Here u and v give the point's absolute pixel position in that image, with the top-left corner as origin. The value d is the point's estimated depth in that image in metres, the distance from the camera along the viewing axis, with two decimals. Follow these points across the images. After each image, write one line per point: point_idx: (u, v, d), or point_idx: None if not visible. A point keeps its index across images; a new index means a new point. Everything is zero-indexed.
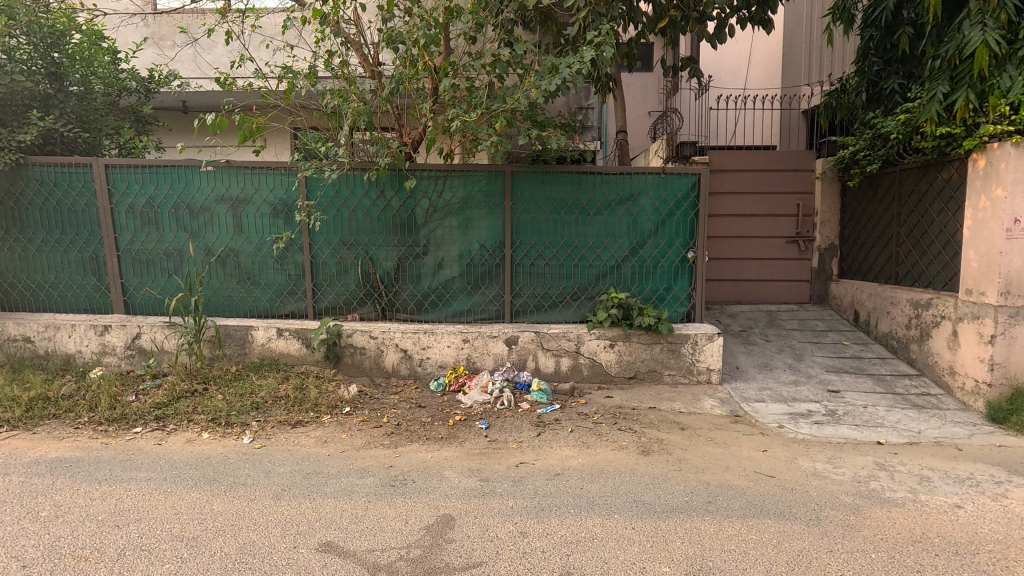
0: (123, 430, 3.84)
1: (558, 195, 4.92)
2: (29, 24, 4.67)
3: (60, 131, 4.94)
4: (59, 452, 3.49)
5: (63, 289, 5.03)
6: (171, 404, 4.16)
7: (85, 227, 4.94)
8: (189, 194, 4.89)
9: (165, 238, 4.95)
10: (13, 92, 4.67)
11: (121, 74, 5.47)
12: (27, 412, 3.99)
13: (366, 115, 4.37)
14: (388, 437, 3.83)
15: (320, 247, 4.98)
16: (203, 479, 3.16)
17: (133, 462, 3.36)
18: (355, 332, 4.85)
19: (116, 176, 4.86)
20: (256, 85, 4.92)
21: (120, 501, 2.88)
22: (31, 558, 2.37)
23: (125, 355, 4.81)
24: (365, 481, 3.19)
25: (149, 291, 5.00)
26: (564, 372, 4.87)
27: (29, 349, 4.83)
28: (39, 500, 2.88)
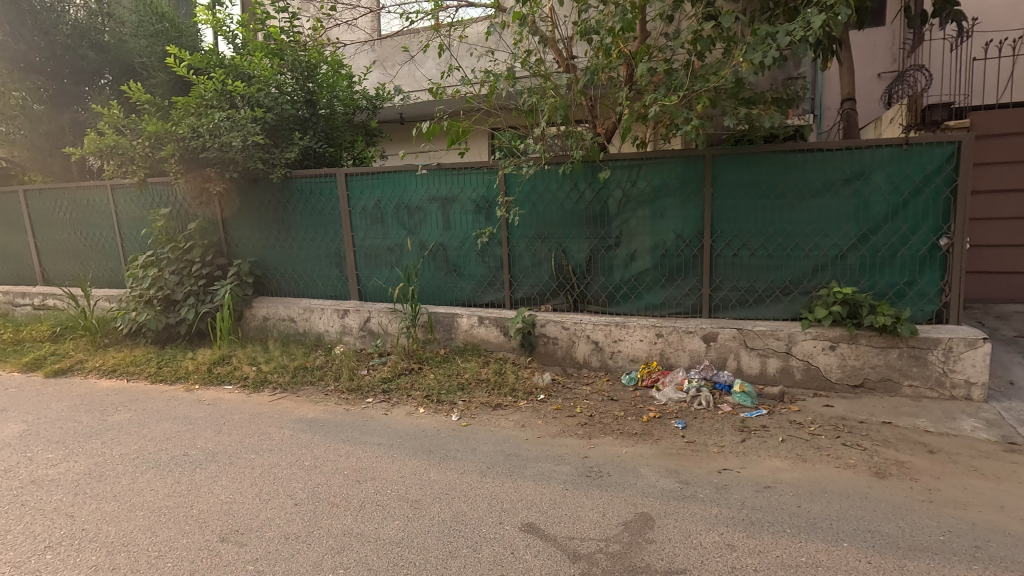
0: (360, 399, 4.53)
1: (767, 178, 4.43)
2: (293, 62, 5.78)
3: (314, 148, 5.99)
4: (315, 413, 4.25)
5: (315, 279, 6.09)
6: (394, 379, 4.77)
7: (331, 227, 5.90)
8: (407, 195, 5.53)
9: (388, 235, 5.68)
10: (283, 117, 5.81)
11: (356, 94, 6.38)
12: (293, 377, 4.94)
13: (562, 109, 4.47)
14: (581, 427, 3.88)
15: (517, 240, 5.23)
16: (422, 450, 3.55)
17: (368, 428, 3.94)
18: (548, 323, 4.99)
19: (352, 183, 5.71)
20: (463, 91, 5.32)
21: (361, 460, 3.39)
22: (300, 498, 2.91)
23: (358, 335, 5.64)
24: (561, 468, 3.27)
25: (377, 281, 5.80)
26: (771, 375, 4.40)
27: (292, 327, 5.93)
28: (303, 451, 3.52)
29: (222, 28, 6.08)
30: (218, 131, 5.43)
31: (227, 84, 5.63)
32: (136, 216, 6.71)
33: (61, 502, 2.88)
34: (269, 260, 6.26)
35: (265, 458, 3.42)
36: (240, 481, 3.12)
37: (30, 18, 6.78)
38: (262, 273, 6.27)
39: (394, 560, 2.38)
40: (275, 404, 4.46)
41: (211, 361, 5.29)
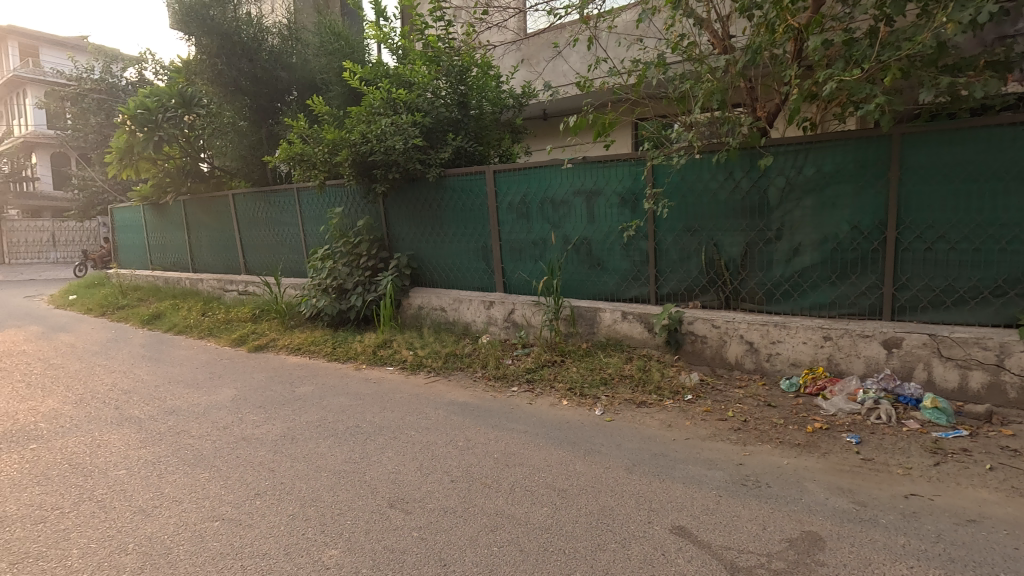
0: (505, 387, 4.72)
1: (973, 158, 3.78)
2: (448, 67, 6.16)
3: (465, 147, 6.31)
4: (465, 397, 4.51)
5: (464, 272, 6.43)
6: (538, 370, 4.89)
7: (479, 222, 6.19)
8: (552, 189, 5.61)
9: (533, 230, 5.80)
10: (439, 120, 6.20)
11: (503, 94, 6.66)
12: (445, 363, 5.30)
13: (720, 94, 4.19)
14: (735, 432, 3.64)
15: (664, 234, 5.04)
16: (567, 441, 3.59)
17: (514, 415, 4.08)
18: (696, 320, 4.75)
19: (500, 179, 5.93)
20: (610, 82, 5.24)
21: (509, 446, 3.53)
22: (455, 476, 3.11)
23: (503, 326, 5.84)
24: (714, 473, 3.10)
25: (521, 274, 5.96)
26: (975, 391, 3.73)
27: (443, 316, 6.33)
28: (456, 432, 3.76)
29: (387, 41, 6.63)
30: (383, 136, 5.94)
31: (391, 92, 6.14)
32: (316, 214, 7.66)
33: (265, 457, 3.40)
34: (423, 254, 6.74)
35: (423, 436, 3.71)
36: (403, 454, 3.42)
37: (239, 49, 7.93)
38: (418, 265, 6.77)
39: (544, 545, 2.44)
40: (429, 387, 4.82)
41: (375, 344, 5.87)
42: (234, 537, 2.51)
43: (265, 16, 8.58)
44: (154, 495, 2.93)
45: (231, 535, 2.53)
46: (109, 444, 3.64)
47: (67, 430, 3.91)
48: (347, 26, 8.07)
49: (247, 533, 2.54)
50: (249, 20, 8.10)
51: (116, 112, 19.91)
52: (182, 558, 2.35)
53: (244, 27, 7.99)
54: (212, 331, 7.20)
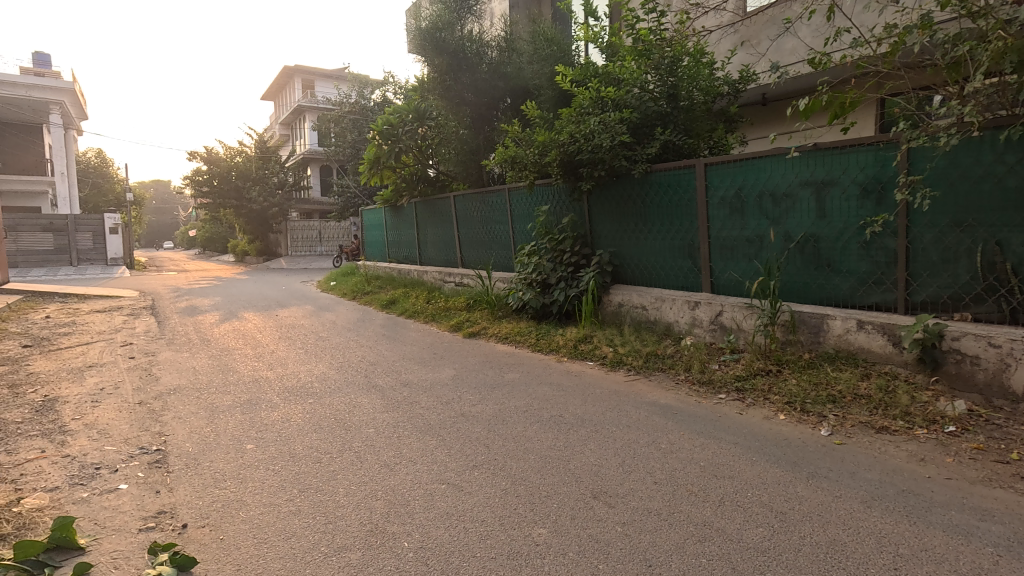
0: (712, 394, 4.45)
1: None
2: (659, 59, 6.01)
3: (673, 141, 6.07)
4: (668, 400, 4.37)
5: (667, 270, 6.18)
6: (749, 379, 4.51)
7: (686, 218, 5.90)
8: (774, 182, 5.09)
9: (748, 226, 5.33)
10: (647, 115, 6.08)
11: (717, 81, 6.28)
12: (646, 362, 5.21)
13: (1018, 53, 3.29)
14: (1022, 481, 2.88)
15: (921, 230, 4.22)
16: (786, 460, 3.24)
17: (722, 424, 3.83)
18: (964, 335, 3.86)
19: (712, 172, 5.58)
20: (851, 55, 4.53)
21: (717, 455, 3.32)
22: (659, 478, 3.04)
23: (709, 329, 5.47)
24: (989, 527, 2.51)
25: (732, 274, 5.51)
26: None
27: (643, 315, 6.18)
28: (659, 434, 3.67)
29: (596, 40, 6.70)
30: (590, 135, 6.03)
31: (600, 91, 6.20)
32: (524, 213, 8.14)
33: (480, 433, 3.76)
34: (625, 251, 6.66)
35: (625, 433, 3.70)
36: (606, 448, 3.46)
37: (464, 64, 8.85)
38: (619, 262, 6.72)
39: (760, 568, 2.25)
40: (630, 385, 4.79)
41: (576, 338, 6.03)
42: (457, 500, 2.83)
43: (486, 31, 9.43)
44: (395, 453, 3.45)
45: (454, 498, 2.85)
46: (362, 405, 4.39)
47: (333, 391, 4.82)
48: (558, 31, 8.39)
49: (467, 499, 2.84)
50: (473, 37, 8.98)
51: (366, 129, 23.70)
52: (418, 511, 2.73)
53: (469, 44, 8.89)
54: (435, 317, 8.18)
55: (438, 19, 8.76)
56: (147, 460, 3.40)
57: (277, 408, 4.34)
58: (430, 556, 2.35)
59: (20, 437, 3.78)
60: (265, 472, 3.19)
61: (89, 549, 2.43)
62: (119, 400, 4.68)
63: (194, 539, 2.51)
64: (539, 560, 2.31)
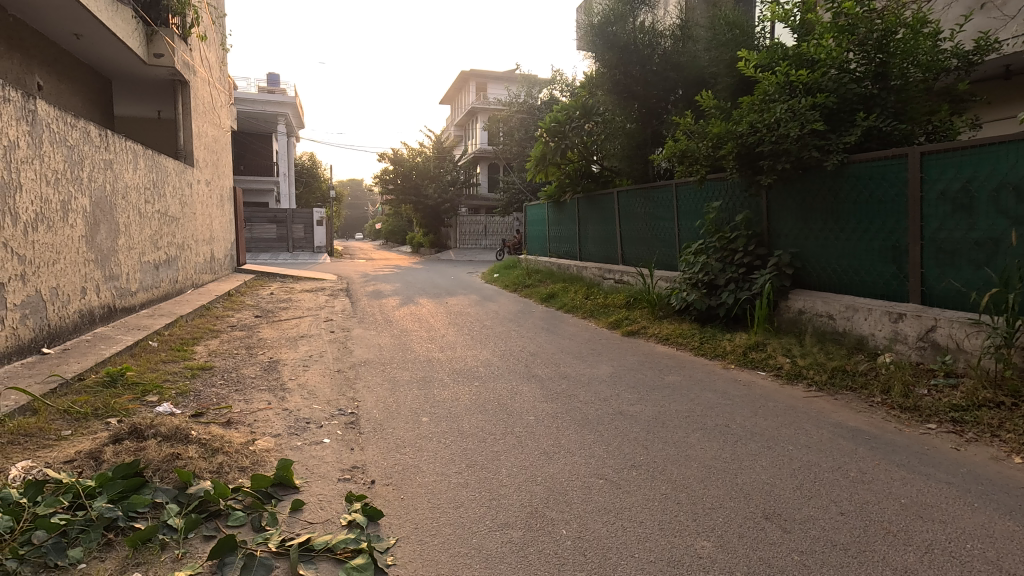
0: (917, 422, 3.81)
1: None
2: (866, 34, 5.25)
3: (879, 127, 5.27)
4: (859, 423, 3.84)
5: (863, 275, 5.41)
6: (970, 410, 3.76)
7: (893, 216, 5.10)
8: (1019, 172, 4.16)
9: (978, 226, 4.44)
10: (846, 99, 5.38)
11: (942, 54, 5.30)
12: (830, 378, 4.65)
13: None
14: None
15: None
16: (1023, 512, 2.64)
17: (931, 459, 3.25)
18: None
19: (930, 162, 4.75)
20: None
21: (922, 494, 2.84)
22: (846, 509, 2.69)
23: (916, 346, 4.67)
24: None
25: (951, 283, 4.63)
26: None
27: (830, 325, 5.48)
28: (847, 460, 3.24)
29: (785, 20, 6.08)
30: (775, 125, 5.52)
31: (789, 75, 5.62)
32: (693, 209, 7.74)
33: (639, 434, 3.68)
34: (810, 252, 5.98)
35: (804, 454, 3.35)
36: (780, 467, 3.16)
37: (635, 57, 8.70)
38: (801, 265, 6.06)
39: None
40: (811, 402, 4.30)
41: (746, 345, 5.59)
42: (616, 497, 2.81)
43: (659, 21, 9.15)
44: (554, 443, 3.54)
45: (613, 495, 2.84)
46: (523, 393, 4.59)
47: (497, 376, 5.11)
48: (740, 13, 7.78)
49: (626, 498, 2.80)
50: (646, 29, 8.79)
51: (533, 127, 24.47)
52: (577, 501, 2.77)
53: (641, 36, 8.73)
54: (593, 313, 8.18)
55: (610, 14, 8.76)
56: (344, 421, 3.94)
57: (447, 388, 4.73)
58: (588, 547, 2.37)
59: (254, 390, 4.63)
60: (437, 444, 3.50)
61: (302, 489, 2.89)
62: (323, 367, 5.49)
63: (380, 495, 2.85)
64: (703, 573, 2.20)
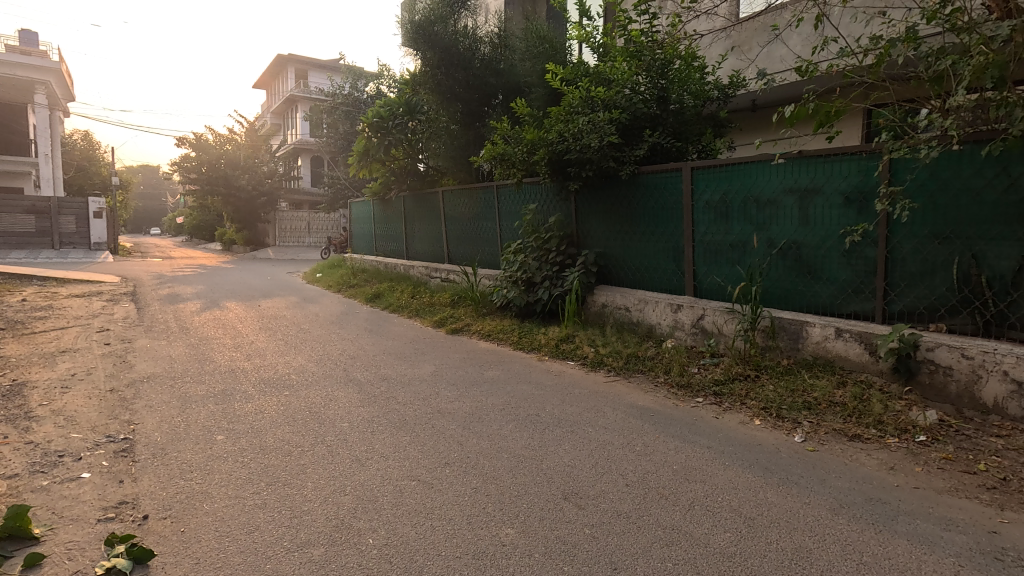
0: (689, 396, 4.47)
1: None
2: (650, 61, 6.03)
3: (661, 143, 6.08)
4: (646, 402, 4.38)
5: (652, 272, 6.19)
6: (727, 383, 4.52)
7: (673, 221, 5.90)
8: (759, 188, 5.10)
9: (732, 231, 5.35)
10: (637, 117, 6.09)
11: (707, 85, 6.31)
12: (625, 363, 5.23)
13: (998, 68, 3.37)
14: (986, 491, 2.90)
15: (901, 240, 4.21)
16: (758, 465, 3.25)
17: (698, 428, 3.83)
18: (939, 346, 3.86)
19: (699, 176, 5.59)
20: (839, 65, 4.54)
21: (689, 458, 3.33)
22: (631, 480, 3.03)
23: (691, 332, 5.48)
24: (951, 536, 2.52)
25: (715, 279, 5.52)
26: None
27: (627, 316, 6.18)
28: (635, 436, 3.67)
29: (588, 40, 6.68)
30: (579, 135, 6.03)
31: (591, 90, 6.20)
32: (512, 211, 8.12)
33: (455, 430, 3.73)
34: (611, 251, 6.66)
35: (600, 434, 3.70)
36: (579, 449, 3.45)
37: (457, 59, 8.85)
38: (604, 263, 6.72)
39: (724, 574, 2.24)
40: (610, 386, 4.79)
41: (558, 338, 6.03)
42: (427, 498, 2.80)
43: (480, 26, 9.41)
44: (368, 448, 3.42)
45: (424, 496, 2.83)
46: (338, 399, 4.35)
47: (310, 383, 4.77)
48: (551, 30, 8.36)
49: (437, 497, 2.81)
50: (466, 32, 8.96)
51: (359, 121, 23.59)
52: (386, 507, 2.70)
53: (462, 39, 8.89)
54: (418, 312, 8.13)
55: (431, 13, 8.74)
56: (113, 449, 3.33)
57: (251, 400, 4.28)
58: (394, 554, 2.32)
59: None
60: (233, 463, 3.15)
61: (43, 539, 2.37)
62: (90, 386, 4.59)
63: (154, 531, 2.46)
64: (505, 561, 2.29)
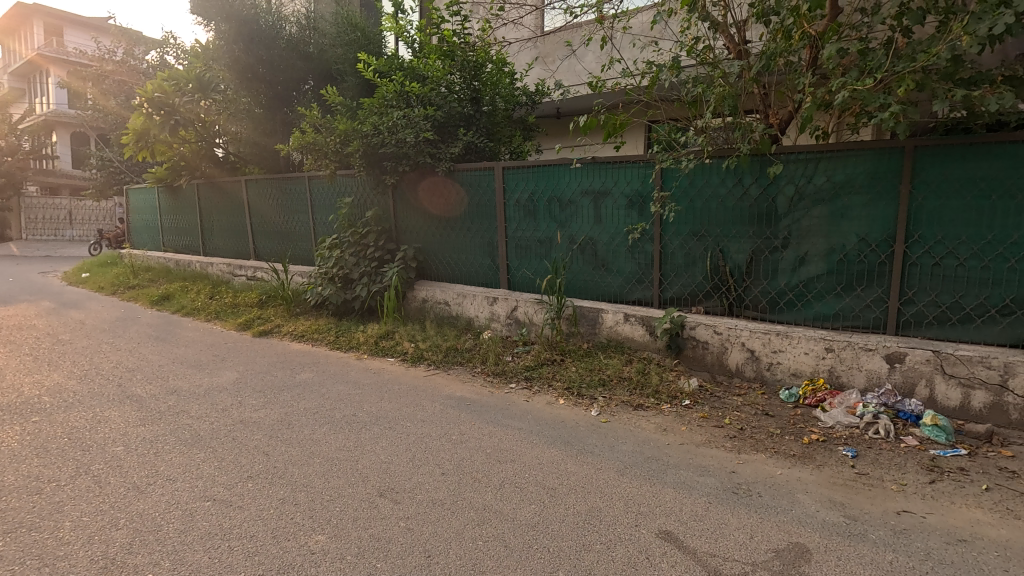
0: (504, 383, 4.75)
1: (985, 174, 3.67)
2: (462, 62, 6.16)
3: (475, 142, 6.32)
4: (464, 392, 4.54)
5: (469, 266, 6.41)
6: (537, 368, 4.90)
7: (487, 218, 6.17)
8: (561, 189, 5.59)
9: (539, 228, 5.79)
10: (451, 116, 6.22)
11: (516, 90, 6.66)
12: (445, 356, 5.34)
13: (731, 99, 4.20)
14: (730, 440, 3.60)
15: (670, 237, 4.98)
16: (560, 440, 3.59)
17: (510, 412, 4.09)
18: (698, 325, 4.67)
19: (509, 176, 5.91)
20: (623, 84, 5.20)
21: (501, 441, 3.54)
22: (446, 469, 3.12)
23: (506, 323, 5.81)
24: (705, 480, 3.08)
25: (526, 272, 5.93)
26: (976, 410, 3.64)
27: (447, 310, 6.32)
28: (452, 426, 3.78)
29: (402, 33, 6.61)
30: (394, 129, 5.98)
31: (405, 85, 6.17)
32: (326, 204, 7.71)
33: (260, 440, 3.45)
34: (430, 246, 6.72)
35: (418, 427, 3.74)
36: (397, 444, 3.44)
37: (257, 36, 8.07)
38: (423, 258, 6.76)
39: (529, 542, 2.45)
40: (429, 379, 4.85)
41: (377, 335, 5.91)
42: (224, 517, 2.55)
43: (283, 3, 8.69)
44: (150, 472, 2.98)
45: (220, 516, 2.57)
46: (109, 420, 3.70)
47: (71, 405, 3.98)
48: (363, 17, 8.07)
49: (236, 514, 2.58)
50: (267, 8, 8.21)
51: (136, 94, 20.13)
52: (172, 536, 2.39)
53: (262, 14, 8.13)
54: (218, 315, 7.28)
55: None
56: None
57: None
58: None
59: None
60: None
61: None
62: None
63: None
64: (313, 570, 2.20)
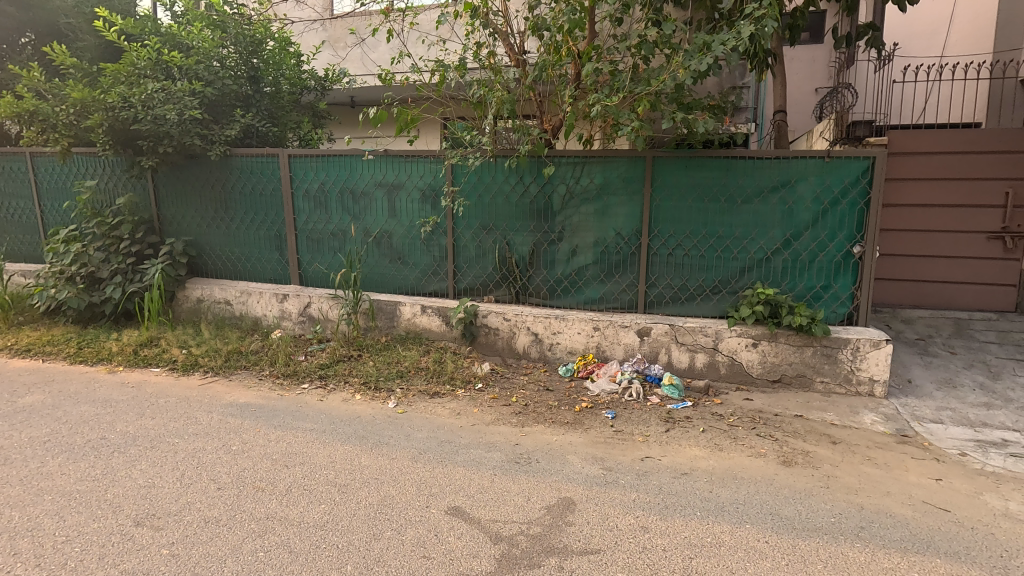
0: (295, 384, 4.48)
1: (701, 181, 4.58)
2: (236, 35, 5.59)
3: (255, 126, 5.80)
4: (249, 398, 4.17)
5: (253, 261, 5.87)
6: (332, 365, 4.72)
7: (272, 208, 5.71)
8: (353, 180, 5.43)
9: (332, 220, 5.56)
10: (224, 94, 5.58)
11: (303, 73, 6.22)
12: (225, 361, 4.82)
13: (509, 103, 4.55)
14: (515, 415, 3.95)
15: (462, 231, 5.22)
16: (355, 436, 3.53)
17: (300, 414, 3.89)
18: (490, 313, 4.99)
19: (296, 164, 5.55)
20: (413, 79, 5.26)
21: (289, 445, 3.35)
22: (223, 483, 2.85)
23: (298, 321, 5.48)
24: (492, 455, 3.34)
25: (319, 266, 5.67)
26: (699, 369, 4.57)
27: (228, 310, 5.71)
28: (231, 436, 3.46)
29: None
30: (150, 103, 5.16)
31: (163, 53, 5.37)
32: (58, 187, 6.31)
33: None
34: (205, 240, 5.99)
35: (189, 443, 3.33)
36: (161, 465, 3.03)
37: None
38: (196, 253, 5.99)
39: (316, 543, 2.39)
40: (205, 388, 4.34)
41: (137, 343, 5.07)
42: None
43: None
44: None
45: None
46: None
47: None
48: None
49: None
50: None
51: None
52: None
53: None
54: None
55: None
56: None
57: None
58: None
59: None
60: None
61: None
62: None
63: None
64: None
